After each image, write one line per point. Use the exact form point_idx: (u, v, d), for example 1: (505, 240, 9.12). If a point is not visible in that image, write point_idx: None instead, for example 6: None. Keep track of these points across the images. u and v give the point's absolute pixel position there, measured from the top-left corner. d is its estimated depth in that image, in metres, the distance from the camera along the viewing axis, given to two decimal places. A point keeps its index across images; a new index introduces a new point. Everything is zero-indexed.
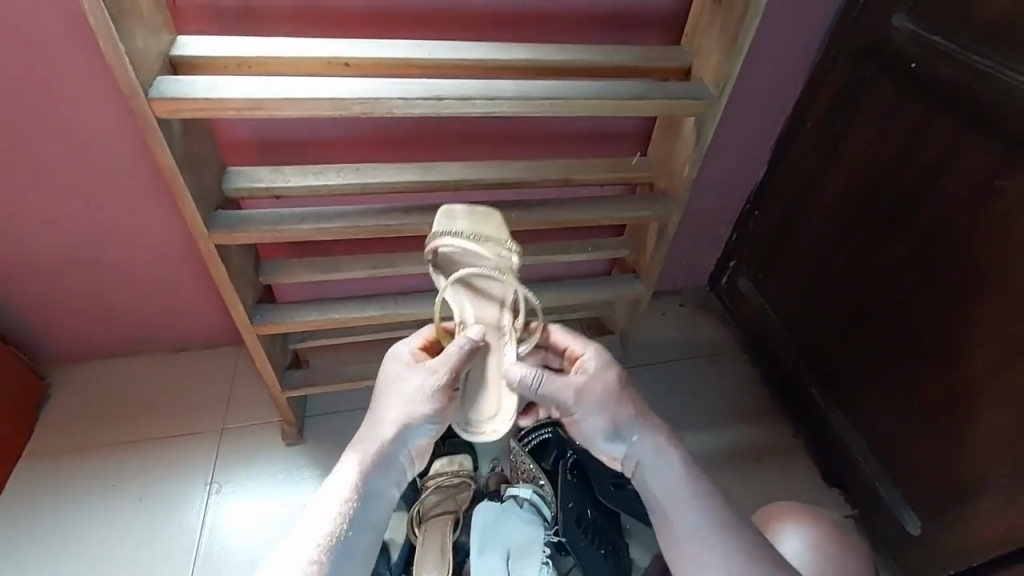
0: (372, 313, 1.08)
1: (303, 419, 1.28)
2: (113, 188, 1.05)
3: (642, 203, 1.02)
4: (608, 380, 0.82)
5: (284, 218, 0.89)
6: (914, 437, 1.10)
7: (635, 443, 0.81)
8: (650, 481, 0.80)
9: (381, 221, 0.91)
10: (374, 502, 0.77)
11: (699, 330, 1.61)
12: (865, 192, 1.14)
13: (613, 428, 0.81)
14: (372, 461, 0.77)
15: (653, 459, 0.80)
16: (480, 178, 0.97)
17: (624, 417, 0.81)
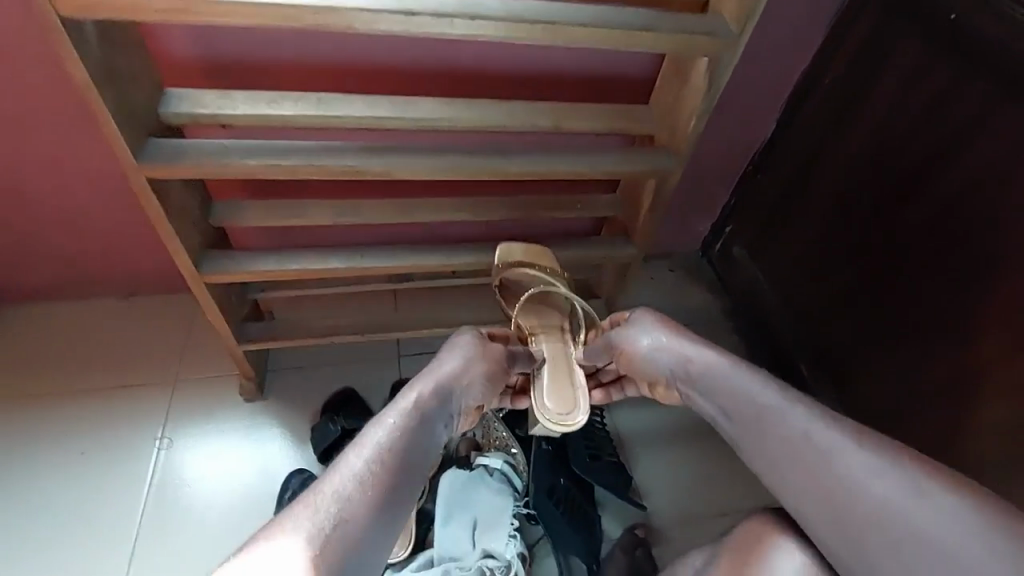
0: (335, 266, 0.97)
1: (264, 374, 1.20)
2: (28, 104, 0.92)
3: (641, 156, 0.92)
4: (654, 321, 0.88)
5: (228, 151, 0.77)
6: (905, 420, 1.06)
7: (694, 361, 0.83)
8: (712, 391, 0.80)
9: (341, 160, 0.79)
10: (426, 439, 0.75)
11: (688, 297, 1.54)
12: (881, 157, 1.06)
13: (673, 352, 0.85)
14: (423, 404, 0.77)
15: (709, 370, 0.81)
16: (459, 117, 0.86)
17: (681, 341, 0.84)
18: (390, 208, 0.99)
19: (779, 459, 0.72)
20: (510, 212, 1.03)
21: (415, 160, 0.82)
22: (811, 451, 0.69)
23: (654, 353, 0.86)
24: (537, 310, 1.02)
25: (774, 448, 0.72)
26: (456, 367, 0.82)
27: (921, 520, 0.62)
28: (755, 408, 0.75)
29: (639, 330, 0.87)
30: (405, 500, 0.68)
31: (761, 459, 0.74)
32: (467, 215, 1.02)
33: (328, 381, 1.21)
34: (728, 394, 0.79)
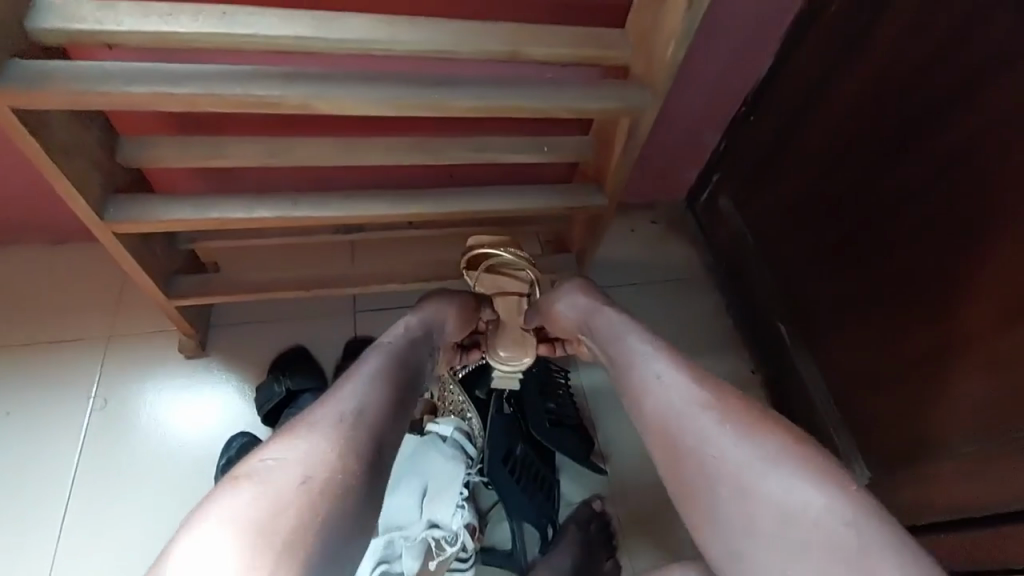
0: (263, 216, 0.86)
1: (207, 329, 1.12)
2: None
3: (612, 90, 0.79)
4: (581, 288, 0.91)
5: (110, 75, 0.64)
6: (883, 388, 1.00)
7: (599, 320, 0.87)
8: (608, 347, 0.85)
9: (248, 87, 0.66)
10: (413, 367, 0.81)
11: (670, 250, 1.45)
12: (886, 99, 0.93)
13: (583, 311, 0.89)
14: (406, 339, 0.83)
15: (611, 334, 0.86)
16: (395, 38, 0.72)
17: (596, 304, 0.89)
18: (327, 148, 0.88)
19: (645, 399, 0.78)
20: (466, 155, 0.92)
21: (340, 90, 0.69)
22: (671, 389, 0.76)
23: (568, 313, 0.90)
24: (497, 278, 0.94)
25: (644, 389, 0.78)
26: (434, 308, 0.88)
27: (723, 456, 0.70)
28: (639, 359, 0.80)
29: (562, 294, 0.91)
30: (400, 419, 0.75)
31: (631, 398, 0.80)
32: (416, 157, 0.90)
33: (277, 337, 1.14)
34: (620, 350, 0.83)
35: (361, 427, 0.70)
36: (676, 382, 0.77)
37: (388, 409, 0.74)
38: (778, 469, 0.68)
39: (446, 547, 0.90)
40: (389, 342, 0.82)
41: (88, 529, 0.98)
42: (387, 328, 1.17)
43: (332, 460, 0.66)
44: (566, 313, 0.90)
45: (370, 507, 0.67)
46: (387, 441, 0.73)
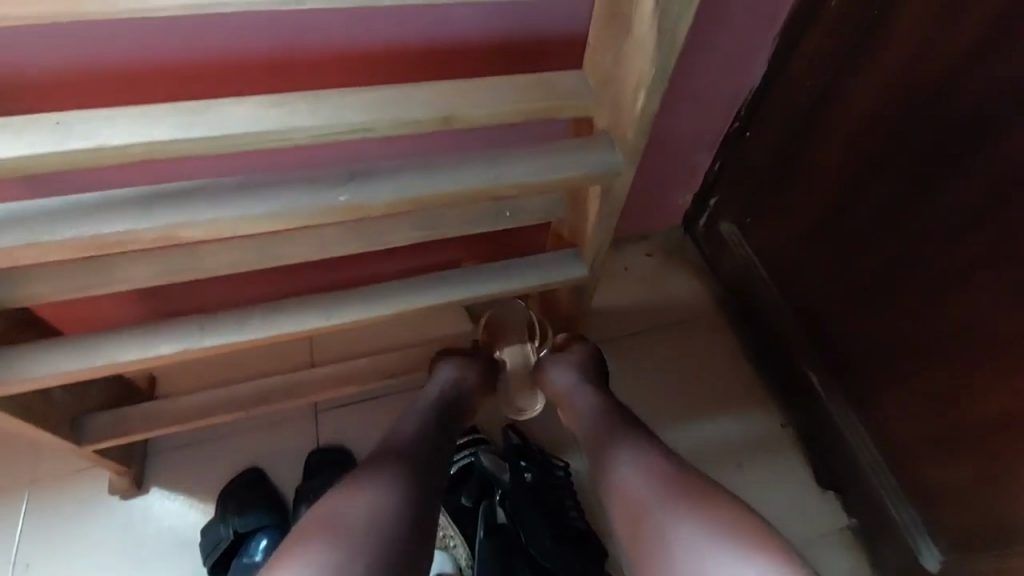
0: (162, 353, 0.71)
1: (145, 460, 0.96)
2: None
3: (574, 154, 0.63)
4: (577, 361, 0.91)
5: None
6: (947, 455, 0.84)
7: (583, 397, 0.85)
8: (588, 424, 0.82)
9: (97, 227, 0.51)
10: (446, 420, 0.82)
11: (672, 288, 1.27)
12: (913, 113, 0.76)
13: (572, 386, 0.87)
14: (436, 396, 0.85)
15: (592, 402, 0.84)
16: (286, 127, 0.57)
17: (587, 382, 0.87)
18: (237, 256, 0.71)
19: (623, 481, 0.73)
20: (410, 239, 0.75)
21: (218, 208, 0.53)
22: (649, 470, 0.72)
23: (558, 385, 0.89)
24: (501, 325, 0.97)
25: (622, 471, 0.73)
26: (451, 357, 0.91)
27: (682, 522, 0.66)
28: (610, 427, 0.79)
29: (556, 363, 0.90)
30: (433, 457, 0.74)
31: (607, 482, 0.75)
32: (349, 249, 0.74)
33: (227, 457, 0.97)
34: (596, 420, 0.81)
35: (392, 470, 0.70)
36: (652, 461, 0.73)
37: (423, 450, 0.75)
38: (737, 542, 0.63)
39: None
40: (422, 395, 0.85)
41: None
42: (355, 429, 1.01)
43: (367, 502, 0.67)
44: (560, 375, 0.89)
45: (417, 543, 0.66)
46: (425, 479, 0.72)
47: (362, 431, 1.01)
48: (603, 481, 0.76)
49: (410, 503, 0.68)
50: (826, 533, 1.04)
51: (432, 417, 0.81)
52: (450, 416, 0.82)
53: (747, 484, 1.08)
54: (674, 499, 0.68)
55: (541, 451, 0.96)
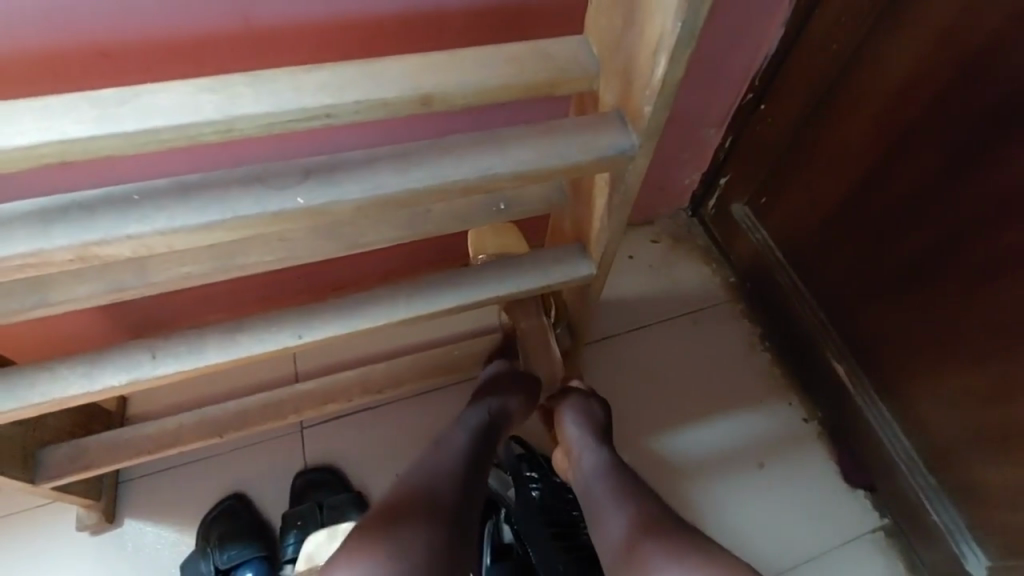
0: (109, 385, 0.64)
1: (117, 490, 0.88)
2: None
3: (580, 137, 0.53)
4: (592, 414, 0.84)
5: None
6: (1001, 453, 0.77)
7: (590, 461, 0.78)
8: (596, 493, 0.74)
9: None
10: (483, 449, 0.75)
11: (682, 274, 1.18)
12: (957, 80, 0.68)
13: (578, 444, 0.81)
14: (473, 421, 0.77)
15: (598, 464, 0.77)
16: (231, 116, 0.47)
17: (598, 442, 0.80)
18: (191, 266, 0.62)
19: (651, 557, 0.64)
20: (392, 239, 0.67)
21: (138, 223, 0.45)
22: (676, 552, 0.63)
23: (568, 433, 0.82)
24: (526, 319, 0.85)
25: (647, 556, 0.64)
26: (501, 375, 0.84)
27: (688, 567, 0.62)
28: (616, 490, 0.73)
29: (567, 404, 0.85)
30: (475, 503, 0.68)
31: (631, 566, 0.65)
32: (323, 252, 0.65)
33: (206, 481, 0.89)
34: (603, 482, 0.75)
35: (435, 514, 0.64)
36: (676, 539, 0.65)
37: (464, 492, 0.68)
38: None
39: None
40: (469, 416, 0.78)
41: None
42: (345, 446, 0.93)
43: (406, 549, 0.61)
44: (572, 425, 0.82)
45: None
46: (464, 526, 0.66)
47: (352, 448, 0.92)
48: (625, 564, 0.66)
49: (448, 556, 0.62)
50: (856, 533, 0.97)
51: (468, 446, 0.74)
52: (487, 445, 0.75)
53: (774, 486, 1.00)
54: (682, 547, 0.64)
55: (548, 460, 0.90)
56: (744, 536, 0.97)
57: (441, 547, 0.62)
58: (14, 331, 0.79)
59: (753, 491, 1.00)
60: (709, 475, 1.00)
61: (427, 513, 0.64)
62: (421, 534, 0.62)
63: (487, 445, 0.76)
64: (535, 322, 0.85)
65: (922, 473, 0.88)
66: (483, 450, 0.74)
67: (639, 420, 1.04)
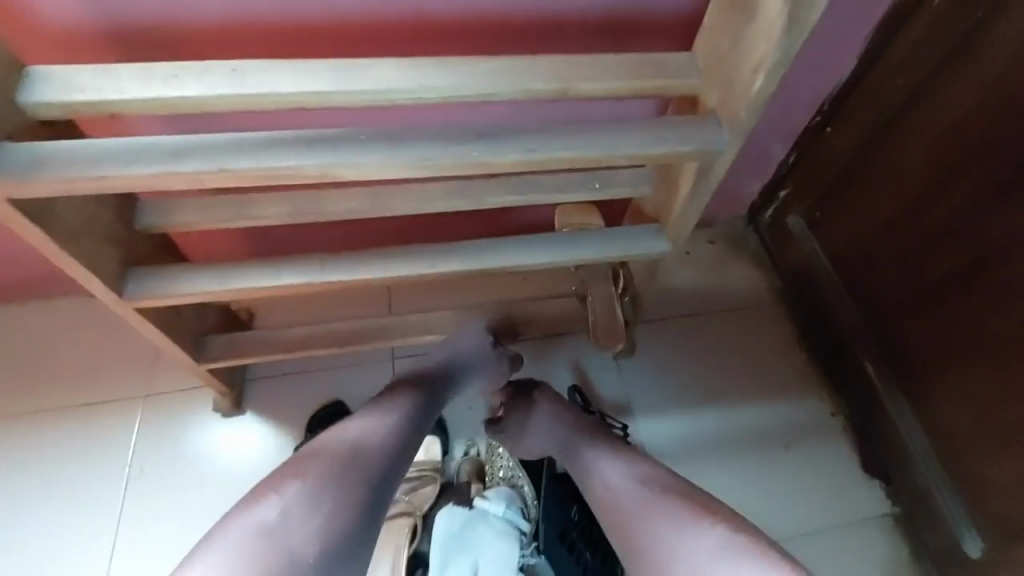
0: (288, 283, 0.78)
1: (243, 386, 1.07)
2: None
3: (682, 131, 0.68)
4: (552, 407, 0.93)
5: (98, 155, 0.56)
6: (1008, 451, 0.86)
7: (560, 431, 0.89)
8: (570, 436, 0.88)
9: (244, 160, 0.58)
10: (427, 408, 0.83)
11: (733, 274, 1.30)
12: (997, 119, 0.80)
13: (544, 431, 0.91)
14: (427, 381, 0.86)
15: (567, 432, 0.88)
16: (429, 87, 0.63)
17: (565, 422, 0.90)
18: (354, 203, 0.79)
19: (605, 464, 0.81)
20: (507, 201, 0.83)
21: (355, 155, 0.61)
22: (645, 505, 0.73)
23: (536, 419, 0.93)
24: (595, 280, 1.01)
25: (597, 467, 0.81)
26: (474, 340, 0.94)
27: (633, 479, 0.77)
28: (585, 435, 0.87)
29: (535, 399, 0.95)
30: (406, 452, 0.76)
31: (587, 465, 0.83)
32: (453, 205, 0.81)
33: (315, 389, 1.08)
34: (569, 442, 0.87)
35: (364, 462, 0.71)
36: (642, 493, 0.75)
37: (397, 443, 0.75)
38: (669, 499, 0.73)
39: None
40: (426, 376, 0.87)
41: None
42: None
43: (322, 497, 0.67)
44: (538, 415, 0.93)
45: (352, 549, 0.66)
46: (388, 477, 0.72)
47: None
48: (584, 462, 0.84)
49: (365, 506, 0.69)
50: (869, 518, 1.07)
51: (416, 402, 0.82)
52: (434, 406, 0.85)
53: (797, 466, 1.11)
54: (634, 464, 0.80)
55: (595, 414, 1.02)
56: (766, 506, 1.08)
57: (359, 495, 0.68)
58: (189, 243, 0.99)
59: (779, 469, 1.11)
60: (739, 451, 1.12)
61: (309, 504, 0.66)
62: (342, 481, 0.69)
63: (432, 408, 0.84)
64: (604, 292, 1.02)
65: (935, 465, 0.99)
66: (424, 411, 0.82)
67: (680, 393, 1.16)
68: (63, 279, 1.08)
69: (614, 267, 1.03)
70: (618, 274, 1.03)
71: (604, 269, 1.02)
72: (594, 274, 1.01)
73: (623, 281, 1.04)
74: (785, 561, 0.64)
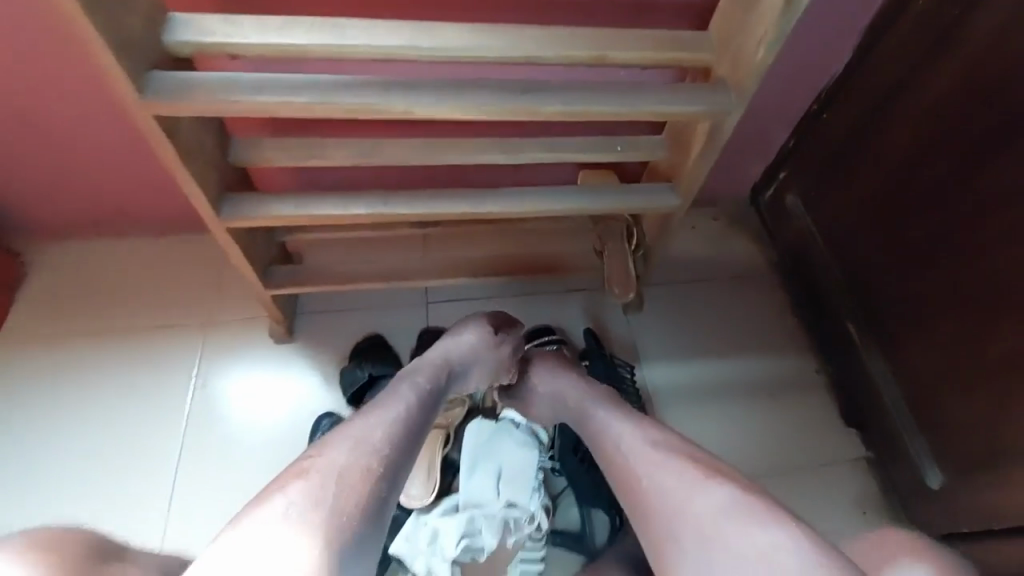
0: (355, 212, 0.91)
1: (295, 317, 1.21)
2: (57, 45, 0.93)
3: (696, 94, 0.81)
4: (554, 366, 0.98)
5: (230, 85, 0.70)
6: (965, 393, 1.00)
7: (564, 389, 0.94)
8: (575, 399, 0.92)
9: (340, 96, 0.71)
10: (426, 412, 0.82)
11: (734, 247, 1.43)
12: (967, 103, 0.94)
13: (550, 395, 0.96)
14: (425, 384, 0.85)
15: (568, 388, 0.94)
16: (489, 46, 0.76)
17: (568, 380, 0.95)
18: (414, 148, 0.92)
19: (614, 428, 0.83)
20: (543, 155, 0.95)
21: (428, 97, 0.74)
22: (658, 468, 0.75)
23: (540, 383, 0.97)
24: (612, 234, 1.16)
25: (608, 431, 0.84)
26: (470, 345, 0.94)
27: (643, 445, 0.79)
28: (590, 398, 0.90)
29: (537, 364, 1.00)
30: (406, 457, 0.74)
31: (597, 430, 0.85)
32: (497, 157, 0.94)
33: (358, 324, 1.22)
34: (574, 402, 0.92)
35: (365, 463, 0.70)
36: (653, 454, 0.77)
37: (398, 447, 0.74)
38: (683, 471, 0.74)
39: (522, 527, 0.93)
40: (426, 379, 0.86)
41: (186, 515, 1.06)
42: (455, 319, 1.23)
43: (321, 500, 0.65)
44: (540, 378, 0.98)
45: (349, 551, 0.63)
46: (388, 482, 0.70)
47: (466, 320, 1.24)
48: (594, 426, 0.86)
49: (365, 508, 0.67)
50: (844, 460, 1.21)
51: (415, 404, 0.81)
52: (431, 409, 0.83)
53: (783, 414, 1.25)
54: (644, 428, 0.82)
55: (602, 354, 1.18)
56: (754, 446, 1.21)
57: (359, 496, 0.67)
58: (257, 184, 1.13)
59: (768, 416, 1.24)
60: (732, 399, 1.25)
61: (304, 517, 0.64)
62: (342, 484, 0.67)
63: (429, 411, 0.82)
64: (619, 249, 1.16)
65: (903, 412, 1.12)
66: (425, 415, 0.81)
67: (682, 346, 1.29)
68: (140, 215, 1.22)
69: (629, 224, 1.16)
70: (633, 230, 1.17)
71: (620, 226, 1.16)
72: (612, 229, 1.16)
73: (637, 238, 1.17)
74: (789, 516, 0.68)
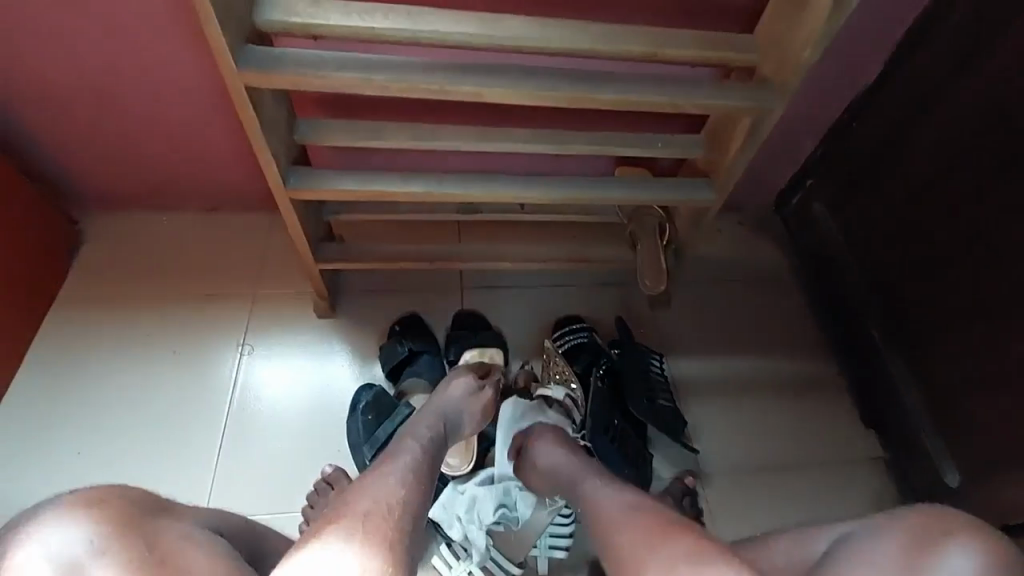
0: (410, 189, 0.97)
1: (338, 294, 1.26)
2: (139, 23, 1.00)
3: (740, 91, 0.86)
4: (554, 435, 0.93)
5: (314, 62, 0.76)
6: (984, 394, 1.03)
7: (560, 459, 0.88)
8: (568, 468, 0.86)
9: (414, 75, 0.78)
10: (432, 457, 0.81)
11: (759, 250, 1.47)
12: (994, 115, 0.98)
13: (547, 466, 0.89)
14: (425, 433, 0.84)
15: (565, 458, 0.88)
16: (551, 37, 0.82)
17: (564, 450, 0.89)
18: (469, 132, 0.98)
19: (603, 499, 0.79)
20: (589, 146, 1.00)
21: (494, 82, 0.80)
22: (646, 536, 0.71)
23: (540, 455, 0.91)
24: (646, 229, 1.20)
25: (597, 501, 0.79)
26: (462, 390, 0.94)
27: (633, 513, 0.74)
28: (584, 468, 0.85)
29: (535, 434, 0.94)
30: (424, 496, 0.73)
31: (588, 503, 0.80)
32: (545, 146, 0.99)
33: (398, 304, 1.27)
34: (569, 472, 0.86)
35: (392, 504, 0.69)
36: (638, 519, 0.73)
37: (416, 488, 0.73)
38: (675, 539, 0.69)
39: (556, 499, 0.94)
40: (425, 429, 0.85)
41: (229, 477, 1.10)
42: (489, 305, 1.28)
43: (364, 538, 0.64)
44: (539, 451, 0.91)
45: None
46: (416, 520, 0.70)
47: (500, 305, 1.28)
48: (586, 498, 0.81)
49: (405, 543, 0.66)
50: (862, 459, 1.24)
51: (421, 451, 0.80)
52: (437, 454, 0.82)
53: (803, 411, 1.28)
54: (634, 499, 0.77)
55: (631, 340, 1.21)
56: (775, 442, 1.24)
57: (398, 531, 0.66)
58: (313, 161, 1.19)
59: (788, 412, 1.28)
60: (754, 395, 1.28)
61: (353, 553, 0.62)
62: (378, 522, 0.66)
63: (434, 456, 0.81)
64: (651, 244, 1.20)
65: (922, 413, 1.15)
66: (433, 457, 0.81)
67: (707, 343, 1.33)
68: (196, 190, 1.28)
69: (662, 220, 1.21)
70: (665, 225, 1.21)
71: (654, 220, 1.21)
72: (646, 224, 1.20)
73: (669, 233, 1.22)
74: None
